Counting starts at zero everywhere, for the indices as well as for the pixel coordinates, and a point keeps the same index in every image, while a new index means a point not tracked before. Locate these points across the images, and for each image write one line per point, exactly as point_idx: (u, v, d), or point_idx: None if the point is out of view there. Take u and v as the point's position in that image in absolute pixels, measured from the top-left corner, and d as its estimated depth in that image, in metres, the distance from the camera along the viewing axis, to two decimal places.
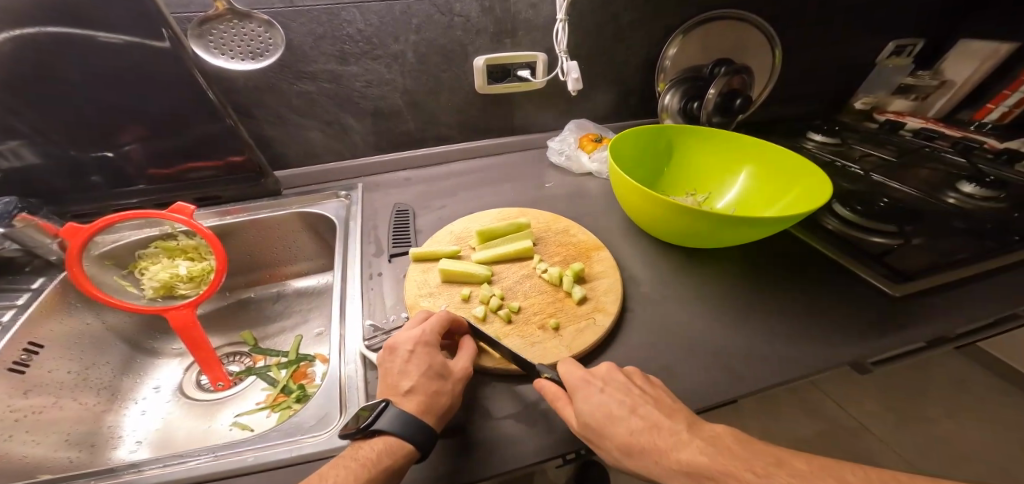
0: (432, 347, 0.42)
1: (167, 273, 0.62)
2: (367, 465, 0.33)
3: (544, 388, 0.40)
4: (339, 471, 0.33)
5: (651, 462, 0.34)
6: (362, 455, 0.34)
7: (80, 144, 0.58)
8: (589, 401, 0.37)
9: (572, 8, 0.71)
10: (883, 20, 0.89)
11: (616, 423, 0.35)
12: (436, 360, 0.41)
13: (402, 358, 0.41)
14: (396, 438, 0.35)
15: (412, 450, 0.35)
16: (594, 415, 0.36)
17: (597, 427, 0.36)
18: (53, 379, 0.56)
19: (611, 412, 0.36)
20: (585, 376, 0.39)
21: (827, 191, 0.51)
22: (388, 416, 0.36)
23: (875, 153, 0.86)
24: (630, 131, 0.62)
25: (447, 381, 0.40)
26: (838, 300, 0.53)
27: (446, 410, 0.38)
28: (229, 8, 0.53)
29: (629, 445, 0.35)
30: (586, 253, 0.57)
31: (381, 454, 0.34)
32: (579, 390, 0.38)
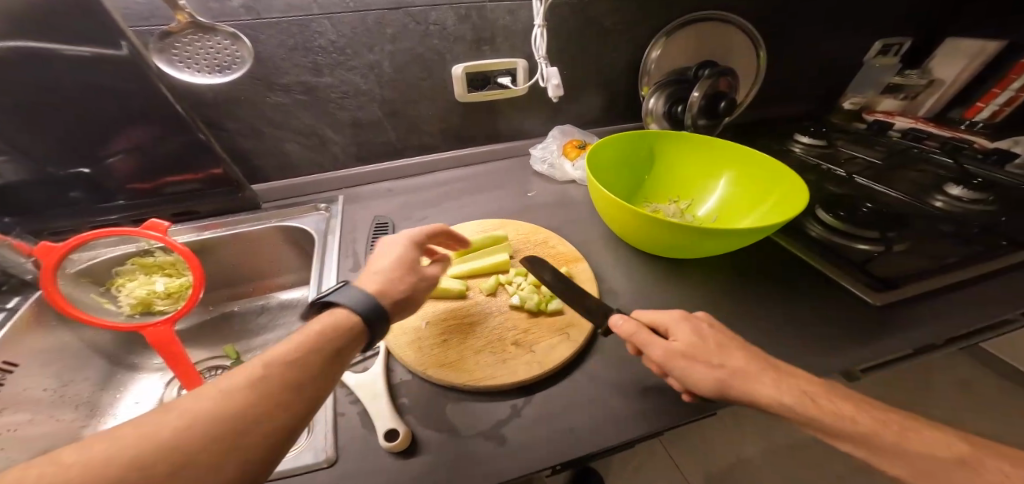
0: (412, 247, 0.46)
1: (144, 290, 0.63)
2: (308, 335, 0.34)
3: (620, 324, 0.41)
4: (286, 342, 0.33)
5: (760, 383, 0.35)
6: (311, 328, 0.35)
7: (51, 160, 0.57)
8: (693, 333, 0.39)
9: (550, 14, 0.70)
10: (869, 18, 0.88)
11: (721, 351, 0.37)
12: (407, 256, 0.44)
13: (384, 251, 0.45)
14: (348, 311, 0.37)
15: (358, 323, 0.37)
16: (706, 344, 0.38)
17: (706, 352, 0.37)
18: (27, 397, 0.54)
19: (715, 343, 0.38)
20: (685, 316, 0.41)
21: (804, 198, 0.50)
22: (345, 293, 0.38)
23: (861, 155, 0.85)
24: (608, 139, 0.61)
25: (415, 275, 0.44)
26: (820, 309, 0.52)
27: (404, 299, 0.42)
28: (191, 21, 0.52)
29: (742, 369, 0.36)
30: (564, 265, 0.57)
31: (325, 328, 0.35)
32: (681, 325, 0.40)
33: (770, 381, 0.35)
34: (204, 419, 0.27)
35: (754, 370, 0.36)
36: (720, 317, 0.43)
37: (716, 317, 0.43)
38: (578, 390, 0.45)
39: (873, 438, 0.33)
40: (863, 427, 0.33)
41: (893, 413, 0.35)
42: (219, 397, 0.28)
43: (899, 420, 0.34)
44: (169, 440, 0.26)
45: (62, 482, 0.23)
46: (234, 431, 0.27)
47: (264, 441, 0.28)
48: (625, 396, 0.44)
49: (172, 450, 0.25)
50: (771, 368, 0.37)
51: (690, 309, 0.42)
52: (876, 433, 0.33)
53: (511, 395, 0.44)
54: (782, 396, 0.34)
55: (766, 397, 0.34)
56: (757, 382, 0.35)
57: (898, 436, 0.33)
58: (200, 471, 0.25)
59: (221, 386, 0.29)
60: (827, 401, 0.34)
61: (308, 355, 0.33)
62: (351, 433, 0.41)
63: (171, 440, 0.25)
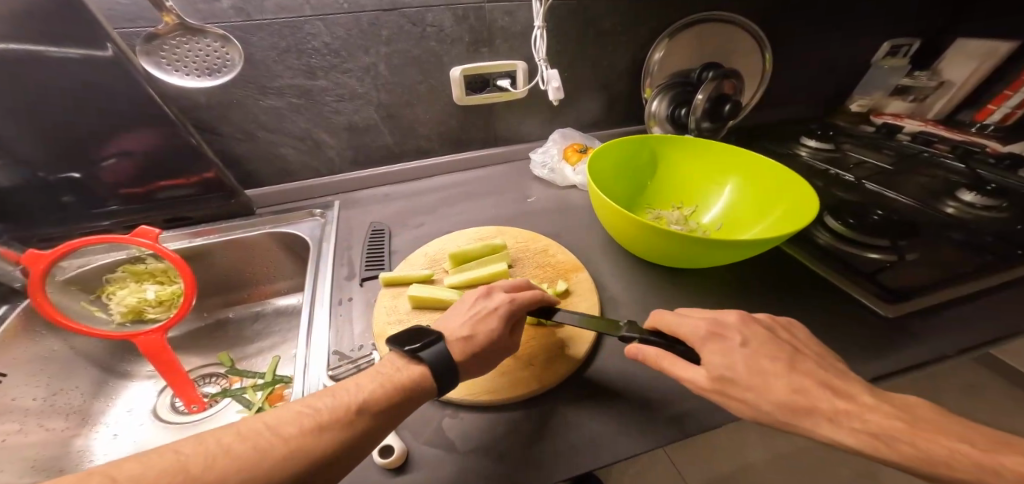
0: (484, 317, 0.42)
1: (135, 297, 0.61)
2: (391, 387, 0.36)
3: (643, 352, 0.39)
4: (372, 384, 0.36)
5: (820, 419, 0.32)
6: (399, 376, 0.37)
7: (38, 165, 0.56)
8: (726, 357, 0.36)
9: (550, 15, 0.68)
10: (876, 19, 0.86)
11: (764, 378, 0.34)
12: (484, 327, 0.41)
13: (476, 310, 0.43)
14: (427, 372, 0.38)
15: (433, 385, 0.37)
16: (738, 370, 0.35)
17: (741, 380, 0.34)
18: (16, 406, 0.53)
19: (753, 366, 0.35)
20: (714, 330, 0.38)
21: (814, 208, 0.48)
22: (432, 350, 0.38)
23: (870, 159, 0.83)
24: (614, 142, 0.60)
25: (465, 344, 0.40)
26: (829, 321, 0.50)
27: (467, 372, 0.40)
28: (180, 23, 0.50)
29: (791, 403, 0.33)
30: (564, 274, 0.55)
31: (411, 382, 0.37)
32: (711, 346, 0.37)
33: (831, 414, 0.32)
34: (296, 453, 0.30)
35: (811, 403, 0.33)
36: (757, 319, 0.40)
37: (753, 321, 0.40)
38: (579, 405, 0.43)
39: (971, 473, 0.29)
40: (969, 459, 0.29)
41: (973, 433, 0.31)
42: (316, 433, 0.32)
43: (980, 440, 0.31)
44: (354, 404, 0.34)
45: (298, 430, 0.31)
46: (330, 457, 0.31)
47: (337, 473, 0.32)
48: (628, 413, 0.43)
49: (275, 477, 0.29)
50: (834, 390, 0.34)
51: (720, 317, 0.39)
52: (992, 461, 0.29)
53: (509, 411, 0.43)
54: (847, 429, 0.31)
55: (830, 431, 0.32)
56: (812, 418, 0.32)
57: (993, 467, 0.29)
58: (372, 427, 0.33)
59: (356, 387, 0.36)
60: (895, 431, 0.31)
61: (393, 399, 0.35)
62: None
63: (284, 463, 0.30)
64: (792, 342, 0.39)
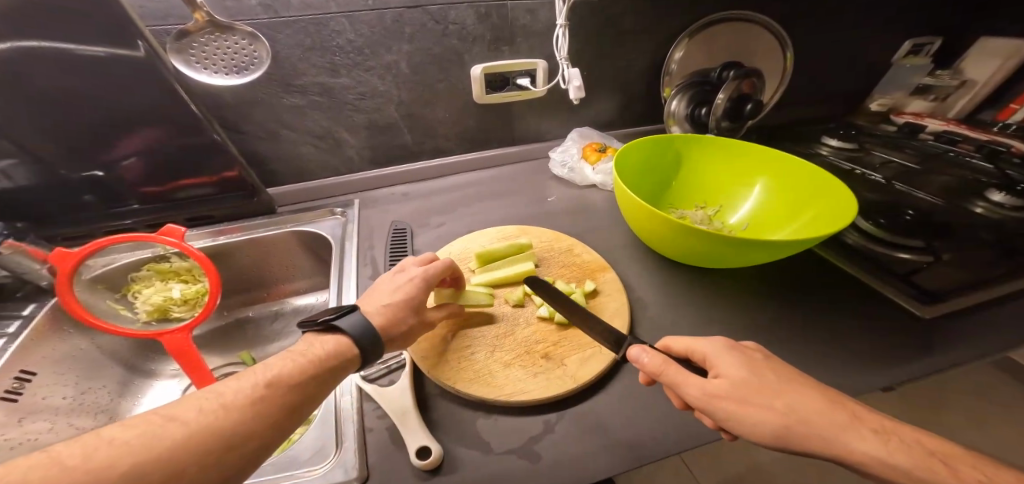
0: (427, 285, 0.45)
1: (161, 296, 0.61)
2: (314, 360, 0.35)
3: (650, 359, 0.35)
4: (286, 363, 0.34)
5: (841, 443, 0.29)
6: (312, 352, 0.36)
7: (68, 163, 0.57)
8: (742, 371, 0.32)
9: (572, 13, 0.68)
10: (897, 17, 0.85)
11: (776, 396, 0.31)
12: (420, 295, 0.44)
13: (397, 282, 0.44)
14: (347, 339, 0.38)
15: (355, 354, 0.38)
16: (757, 384, 0.31)
17: (751, 395, 0.31)
18: (47, 405, 0.54)
19: (771, 383, 0.32)
20: (733, 346, 0.35)
21: (853, 210, 0.47)
22: (350, 319, 0.39)
23: (895, 158, 0.83)
24: (637, 142, 0.59)
25: (416, 316, 0.43)
26: (860, 323, 0.50)
27: (398, 339, 0.41)
28: (209, 20, 0.50)
29: (810, 422, 0.29)
30: (591, 274, 0.55)
31: (328, 352, 0.36)
32: (727, 359, 0.33)
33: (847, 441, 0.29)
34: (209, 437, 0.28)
35: (833, 421, 0.29)
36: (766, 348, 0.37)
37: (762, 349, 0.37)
38: (611, 405, 0.43)
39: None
40: None
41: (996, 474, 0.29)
42: (217, 416, 0.29)
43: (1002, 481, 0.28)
44: (290, 375, 0.33)
45: (236, 407, 0.30)
46: (280, 417, 0.31)
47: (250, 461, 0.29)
48: (661, 413, 0.42)
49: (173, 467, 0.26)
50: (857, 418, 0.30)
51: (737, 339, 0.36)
52: None
53: (543, 411, 0.43)
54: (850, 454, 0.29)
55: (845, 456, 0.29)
56: (829, 439, 0.29)
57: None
58: (311, 388, 0.34)
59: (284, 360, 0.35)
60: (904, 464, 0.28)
61: (310, 380, 0.34)
62: (379, 450, 0.40)
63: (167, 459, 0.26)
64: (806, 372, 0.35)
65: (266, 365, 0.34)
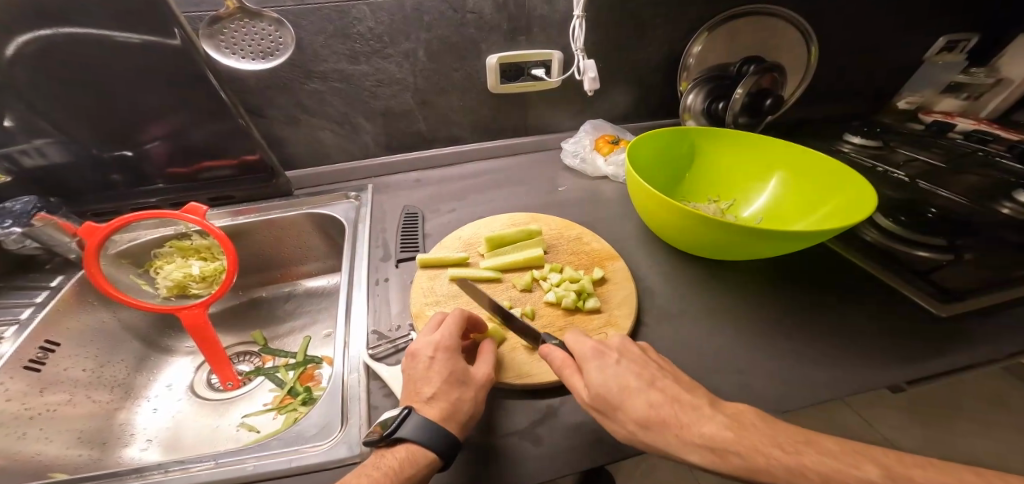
0: (454, 353, 0.41)
1: (181, 272, 0.63)
2: (390, 474, 0.32)
3: (550, 355, 0.39)
4: (361, 477, 0.32)
5: (670, 434, 0.33)
6: (385, 464, 0.33)
7: (102, 143, 0.59)
8: (605, 374, 0.36)
9: (589, 5, 0.67)
10: (930, 12, 0.82)
11: (633, 396, 0.35)
12: (458, 366, 0.40)
13: (422, 365, 0.40)
14: (418, 446, 0.34)
15: (434, 459, 0.34)
16: (611, 387, 0.35)
17: (612, 400, 0.35)
18: (68, 376, 0.56)
19: (628, 386, 0.35)
20: (599, 348, 0.39)
21: (873, 204, 0.46)
22: (412, 424, 0.35)
23: (920, 157, 0.80)
24: (651, 134, 0.58)
25: (469, 388, 0.39)
26: (875, 321, 0.48)
27: (470, 416, 0.37)
28: (239, 7, 0.53)
29: (648, 419, 0.34)
30: (600, 262, 0.55)
31: (403, 463, 0.33)
32: (591, 362, 0.37)
33: (677, 425, 0.33)
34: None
35: (666, 418, 0.34)
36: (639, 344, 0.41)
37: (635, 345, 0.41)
38: None
39: (797, 478, 0.30)
40: (783, 467, 0.30)
41: (810, 439, 0.32)
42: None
43: (817, 448, 0.31)
44: None
45: None
46: None
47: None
48: None
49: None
50: (694, 409, 0.34)
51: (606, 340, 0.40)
52: (801, 462, 0.30)
53: (546, 396, 0.43)
54: (687, 441, 0.32)
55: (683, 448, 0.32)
56: (664, 433, 0.33)
57: (825, 472, 0.30)
58: None
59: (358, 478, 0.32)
60: (730, 439, 0.32)
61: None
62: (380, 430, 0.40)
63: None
64: (671, 371, 0.38)
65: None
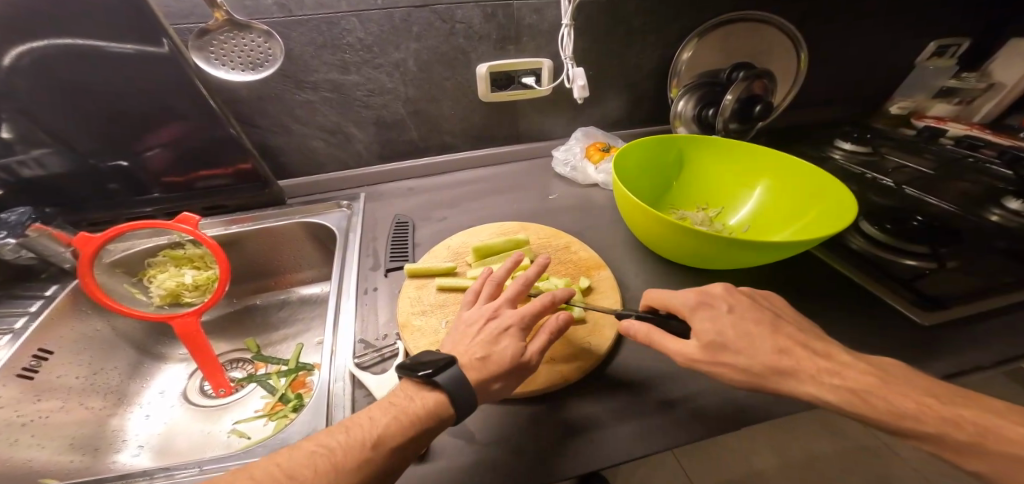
0: (525, 333, 0.41)
1: (174, 280, 0.64)
2: (410, 419, 0.35)
3: (635, 328, 0.41)
4: (387, 418, 0.34)
5: (729, 360, 0.36)
6: (411, 408, 0.35)
7: (96, 153, 0.60)
8: (707, 323, 0.38)
9: (578, 14, 0.68)
10: (919, 18, 0.83)
11: (726, 341, 0.37)
12: (522, 350, 0.40)
13: (491, 330, 0.41)
14: (446, 400, 0.36)
15: (452, 418, 0.36)
16: (716, 334, 0.37)
17: (719, 344, 0.37)
18: (61, 384, 0.57)
19: (725, 333, 0.37)
20: (703, 300, 0.40)
21: (853, 211, 0.46)
22: (451, 374, 0.36)
23: (910, 163, 0.80)
24: (637, 142, 0.59)
25: (519, 371, 0.39)
26: (859, 327, 0.48)
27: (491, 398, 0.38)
28: (228, 18, 0.53)
29: (724, 347, 0.37)
30: (587, 271, 0.55)
31: (422, 413, 0.35)
32: (698, 313, 0.39)
33: (736, 348, 0.36)
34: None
35: (734, 349, 0.36)
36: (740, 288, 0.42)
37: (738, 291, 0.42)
38: (596, 400, 0.43)
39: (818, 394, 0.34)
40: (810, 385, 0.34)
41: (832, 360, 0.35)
42: (332, 474, 0.31)
43: (843, 374, 0.34)
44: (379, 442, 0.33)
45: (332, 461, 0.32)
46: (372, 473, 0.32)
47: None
48: (647, 408, 0.42)
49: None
50: (791, 351, 0.36)
51: (707, 289, 0.41)
52: (817, 382, 0.34)
53: (526, 404, 0.43)
54: (728, 364, 0.36)
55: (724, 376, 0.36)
56: (731, 355, 0.36)
57: (849, 389, 0.33)
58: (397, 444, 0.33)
59: (378, 419, 0.35)
60: (767, 357, 0.36)
61: (411, 438, 0.34)
62: None
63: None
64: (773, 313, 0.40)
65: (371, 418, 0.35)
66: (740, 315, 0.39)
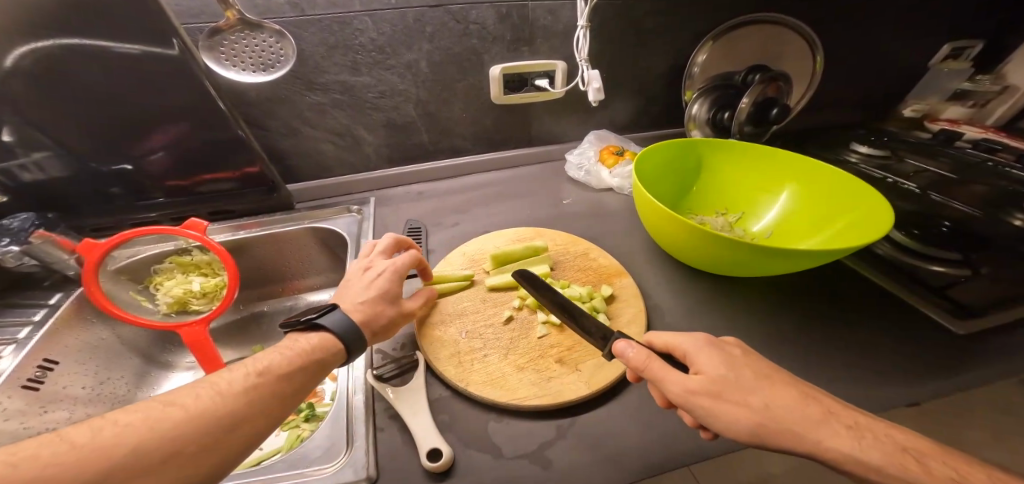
0: (398, 277, 0.46)
1: (182, 288, 0.63)
2: (299, 354, 0.37)
3: (631, 355, 0.34)
4: (274, 355, 0.36)
5: (773, 425, 0.29)
6: (298, 345, 0.37)
7: (100, 156, 0.58)
8: (712, 367, 0.32)
9: (594, 14, 0.67)
10: (933, 20, 0.82)
11: (736, 393, 0.31)
12: (394, 288, 0.45)
13: (369, 278, 0.45)
14: (332, 335, 0.39)
15: (342, 350, 0.39)
16: (719, 382, 0.31)
17: (723, 392, 0.31)
18: (67, 395, 0.55)
19: (729, 379, 0.31)
20: (709, 342, 0.34)
21: (889, 220, 0.45)
22: (332, 317, 0.40)
23: (928, 167, 0.79)
24: (658, 147, 0.58)
25: (395, 307, 0.44)
26: (889, 336, 0.47)
27: (381, 332, 0.43)
28: (240, 18, 0.51)
29: (740, 402, 0.30)
30: (607, 278, 0.54)
31: (312, 347, 0.38)
32: (702, 356, 0.33)
33: (778, 413, 0.30)
34: (204, 423, 0.29)
35: (747, 398, 0.30)
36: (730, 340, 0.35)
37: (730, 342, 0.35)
38: (625, 412, 0.42)
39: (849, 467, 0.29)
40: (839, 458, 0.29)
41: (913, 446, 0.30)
42: (215, 403, 0.31)
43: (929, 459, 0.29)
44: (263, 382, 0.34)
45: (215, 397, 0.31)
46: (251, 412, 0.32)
47: (249, 445, 0.31)
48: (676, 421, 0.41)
49: (169, 445, 0.28)
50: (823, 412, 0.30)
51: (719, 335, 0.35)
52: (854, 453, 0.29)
53: (554, 416, 0.42)
54: (753, 409, 0.30)
55: (778, 430, 0.29)
56: (786, 424, 0.29)
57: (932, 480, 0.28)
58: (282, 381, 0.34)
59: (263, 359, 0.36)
60: (791, 410, 0.30)
61: (299, 372, 0.36)
62: (390, 449, 0.39)
63: (168, 438, 0.28)
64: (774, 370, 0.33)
65: (255, 359, 0.36)
66: (769, 376, 0.32)
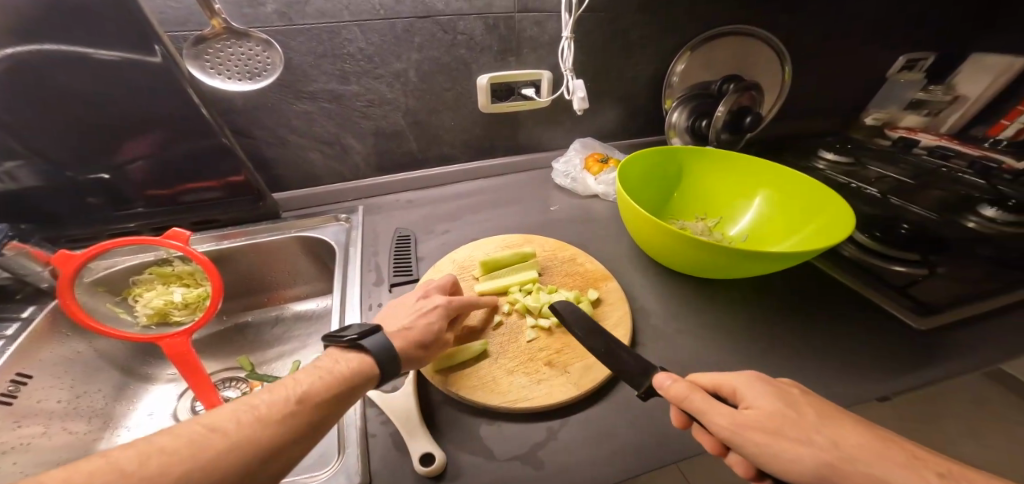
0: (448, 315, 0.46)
1: (162, 299, 0.62)
2: (338, 376, 0.36)
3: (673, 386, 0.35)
4: (312, 378, 0.35)
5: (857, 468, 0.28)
6: (337, 368, 0.37)
7: (77, 165, 0.57)
8: (760, 401, 0.32)
9: (578, 27, 0.69)
10: (892, 36, 0.88)
11: (799, 430, 0.30)
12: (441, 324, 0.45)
13: (420, 307, 0.46)
14: (370, 359, 0.38)
15: (376, 372, 0.38)
16: (775, 415, 0.31)
17: (781, 426, 0.30)
18: (43, 408, 0.53)
19: (789, 414, 0.31)
20: (755, 378, 0.34)
21: (851, 222, 0.48)
22: (375, 339, 0.39)
23: (890, 173, 0.84)
24: (641, 154, 0.60)
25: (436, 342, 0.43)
26: (856, 334, 0.50)
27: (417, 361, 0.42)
28: (226, 27, 0.51)
29: (807, 440, 0.29)
30: (594, 283, 0.56)
31: (349, 369, 0.37)
32: (750, 393, 0.33)
33: (850, 453, 0.28)
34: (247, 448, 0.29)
35: (805, 433, 0.30)
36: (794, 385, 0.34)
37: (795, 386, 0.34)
38: (612, 413, 0.43)
39: None
40: None
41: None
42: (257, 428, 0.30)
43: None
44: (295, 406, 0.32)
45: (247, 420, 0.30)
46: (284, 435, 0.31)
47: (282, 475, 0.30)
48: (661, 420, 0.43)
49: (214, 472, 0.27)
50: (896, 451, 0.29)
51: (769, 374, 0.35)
52: None
53: (543, 418, 0.43)
54: (814, 445, 0.29)
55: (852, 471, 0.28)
56: (856, 463, 0.28)
57: None
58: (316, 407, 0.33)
59: (297, 382, 0.35)
60: (864, 447, 0.29)
61: (337, 395, 0.35)
62: (382, 455, 0.40)
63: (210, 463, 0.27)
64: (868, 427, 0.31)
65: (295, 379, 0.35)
66: (833, 415, 0.31)
